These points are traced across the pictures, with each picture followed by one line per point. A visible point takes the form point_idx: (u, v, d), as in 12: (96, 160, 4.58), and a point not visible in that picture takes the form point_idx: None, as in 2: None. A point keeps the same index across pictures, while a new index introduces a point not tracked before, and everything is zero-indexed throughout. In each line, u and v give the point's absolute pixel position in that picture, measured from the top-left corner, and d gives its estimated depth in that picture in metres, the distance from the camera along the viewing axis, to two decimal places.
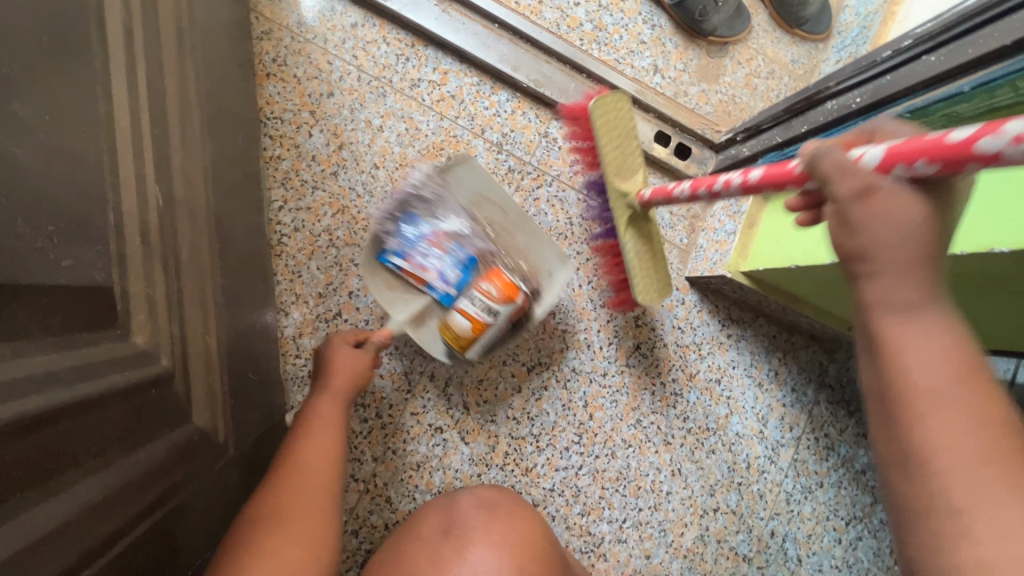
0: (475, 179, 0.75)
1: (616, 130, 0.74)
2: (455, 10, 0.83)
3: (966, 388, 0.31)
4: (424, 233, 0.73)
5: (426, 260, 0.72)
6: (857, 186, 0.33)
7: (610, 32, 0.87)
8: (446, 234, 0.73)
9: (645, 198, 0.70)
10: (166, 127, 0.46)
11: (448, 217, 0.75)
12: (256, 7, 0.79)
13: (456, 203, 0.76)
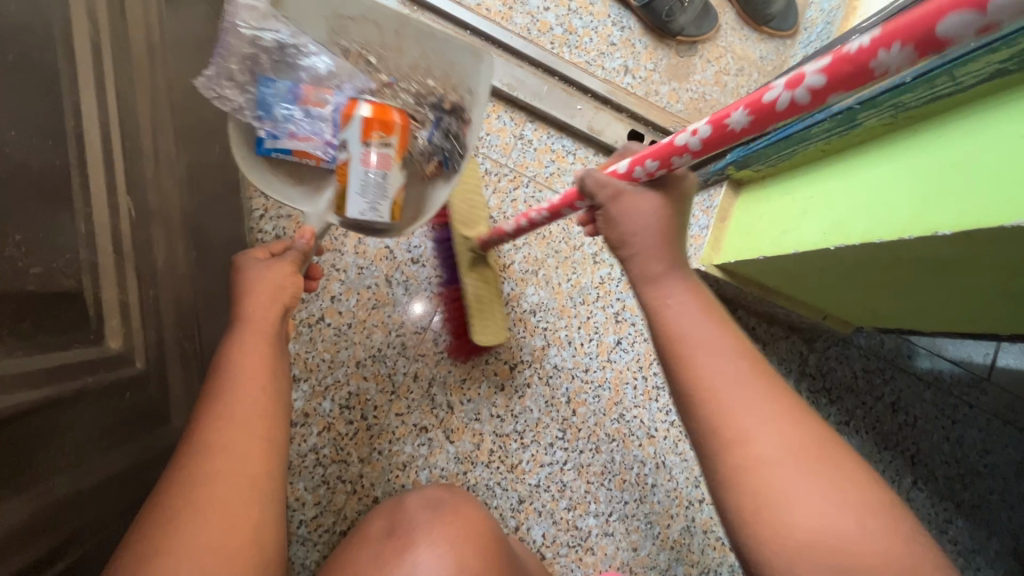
0: (321, 5, 0.61)
1: (469, 188, 0.78)
2: (428, 18, 0.85)
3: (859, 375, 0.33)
4: (291, 92, 0.62)
5: (307, 130, 0.63)
6: (612, 193, 0.48)
7: (580, 35, 0.89)
8: (317, 84, 0.63)
9: (485, 240, 0.74)
10: (138, 139, 0.48)
11: (306, 59, 0.62)
12: None
13: (308, 37, 0.62)
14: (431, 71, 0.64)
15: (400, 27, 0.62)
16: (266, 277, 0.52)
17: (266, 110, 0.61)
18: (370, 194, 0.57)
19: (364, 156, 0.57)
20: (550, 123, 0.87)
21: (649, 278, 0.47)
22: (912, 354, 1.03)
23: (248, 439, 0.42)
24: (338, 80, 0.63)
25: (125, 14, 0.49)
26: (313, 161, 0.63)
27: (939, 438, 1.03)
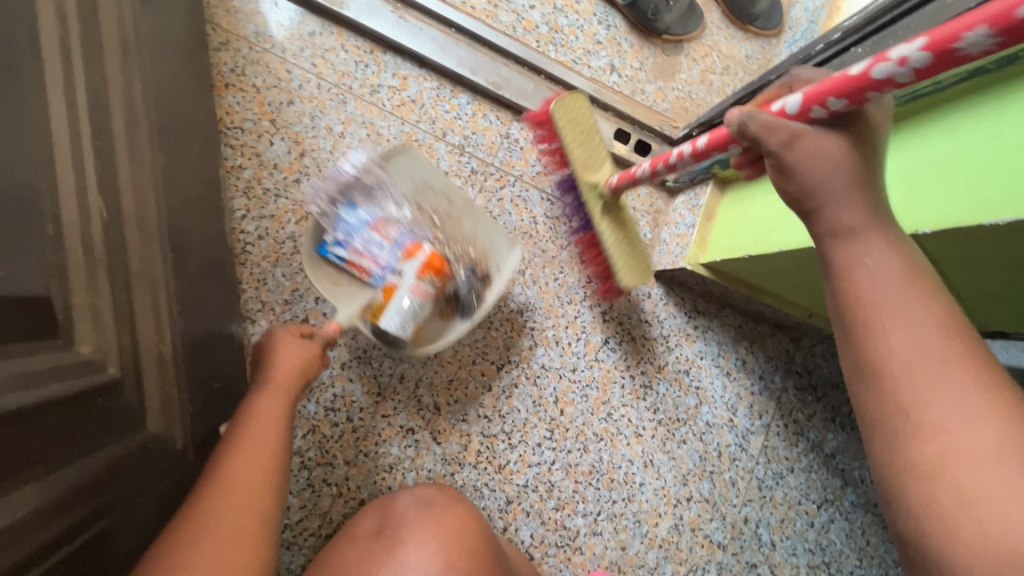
0: (418, 169, 0.77)
1: (580, 126, 0.78)
2: (412, 16, 0.84)
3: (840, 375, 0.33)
4: (367, 221, 0.75)
5: (370, 251, 0.73)
6: (786, 137, 0.42)
7: (566, 33, 0.88)
8: (388, 220, 0.76)
9: (615, 185, 0.76)
10: (111, 139, 0.47)
11: (390, 204, 0.76)
12: (212, 18, 0.79)
13: (399, 191, 0.77)
14: (473, 244, 0.78)
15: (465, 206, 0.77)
16: (291, 349, 0.58)
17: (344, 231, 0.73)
18: (405, 319, 0.66)
19: (410, 287, 0.68)
20: None
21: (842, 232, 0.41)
22: None
23: (249, 491, 0.47)
24: (405, 224, 0.76)
25: (96, 9, 0.48)
26: (360, 275, 0.73)
27: None
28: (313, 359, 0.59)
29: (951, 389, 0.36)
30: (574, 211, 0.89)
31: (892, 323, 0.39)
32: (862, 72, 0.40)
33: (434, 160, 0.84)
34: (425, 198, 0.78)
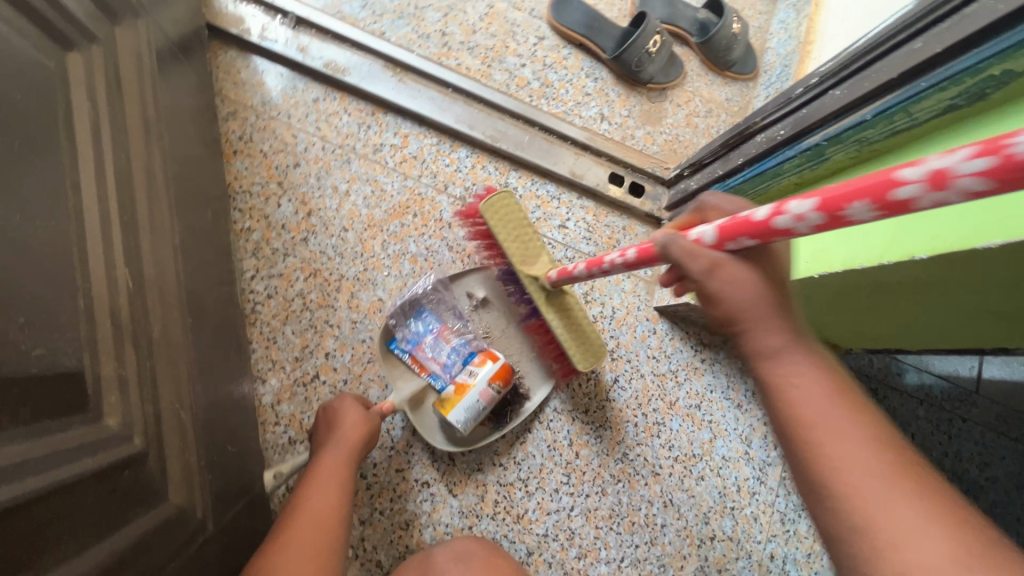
0: (496, 287, 0.85)
1: (513, 222, 0.75)
2: (411, 79, 0.88)
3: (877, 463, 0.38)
4: (433, 328, 0.81)
5: (431, 352, 0.81)
6: (705, 264, 0.44)
7: (556, 87, 0.93)
8: (451, 330, 0.82)
9: (553, 278, 0.73)
10: (135, 212, 0.49)
11: (452, 317, 0.83)
12: (221, 91, 0.83)
13: (459, 307, 0.84)
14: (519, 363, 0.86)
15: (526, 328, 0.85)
16: (354, 413, 0.69)
17: (418, 329, 0.81)
18: (469, 413, 0.75)
19: (483, 390, 0.75)
20: (533, 170, 0.90)
21: (766, 353, 0.43)
22: (899, 371, 1.05)
23: (325, 506, 0.58)
24: (463, 332, 0.83)
25: (123, 91, 0.50)
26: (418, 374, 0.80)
27: (939, 454, 1.04)
28: (373, 424, 0.70)
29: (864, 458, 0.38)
30: (575, 253, 0.90)
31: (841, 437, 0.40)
32: (774, 219, 0.39)
33: (438, 212, 0.87)
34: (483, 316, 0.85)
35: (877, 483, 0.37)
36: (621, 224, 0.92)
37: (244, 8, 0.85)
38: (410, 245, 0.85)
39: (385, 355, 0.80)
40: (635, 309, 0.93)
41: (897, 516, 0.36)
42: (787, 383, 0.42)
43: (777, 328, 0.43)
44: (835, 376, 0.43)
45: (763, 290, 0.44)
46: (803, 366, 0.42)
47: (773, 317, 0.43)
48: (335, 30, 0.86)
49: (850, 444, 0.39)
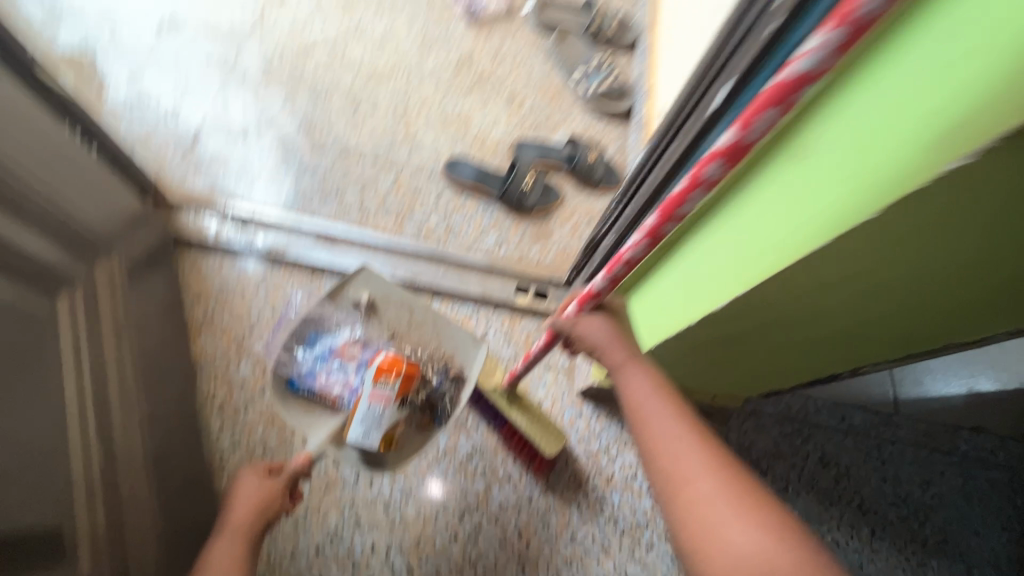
0: (380, 285, 0.90)
1: None
2: (339, 244, 1.09)
3: (682, 433, 0.54)
4: (329, 347, 0.86)
5: (334, 373, 0.84)
6: (573, 321, 0.66)
7: (459, 227, 1.15)
8: (347, 342, 0.87)
9: (507, 383, 0.93)
10: (109, 402, 0.64)
11: (344, 327, 0.88)
12: (187, 284, 1.03)
13: (346, 316, 0.88)
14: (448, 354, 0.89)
15: (428, 309, 0.90)
16: (249, 488, 0.68)
17: (314, 360, 0.84)
18: (365, 423, 0.73)
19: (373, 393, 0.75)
20: (451, 296, 1.08)
21: (616, 366, 0.62)
22: (817, 407, 1.15)
23: None
24: (366, 341, 0.88)
25: (97, 313, 0.68)
26: (332, 399, 0.82)
27: (878, 480, 1.10)
28: (273, 493, 0.69)
29: (671, 430, 0.55)
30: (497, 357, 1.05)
31: (659, 419, 0.56)
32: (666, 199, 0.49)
33: None
34: (384, 319, 0.90)
35: (682, 445, 0.53)
36: (534, 326, 1.09)
37: (204, 217, 1.09)
38: None
39: (292, 398, 0.82)
40: (560, 398, 1.05)
41: (695, 463, 0.52)
42: (631, 386, 0.59)
43: (620, 348, 0.62)
44: (660, 376, 0.60)
45: (611, 328, 0.64)
46: (638, 373, 0.60)
47: (617, 342, 0.63)
48: (276, 220, 1.09)
49: (665, 420, 0.56)
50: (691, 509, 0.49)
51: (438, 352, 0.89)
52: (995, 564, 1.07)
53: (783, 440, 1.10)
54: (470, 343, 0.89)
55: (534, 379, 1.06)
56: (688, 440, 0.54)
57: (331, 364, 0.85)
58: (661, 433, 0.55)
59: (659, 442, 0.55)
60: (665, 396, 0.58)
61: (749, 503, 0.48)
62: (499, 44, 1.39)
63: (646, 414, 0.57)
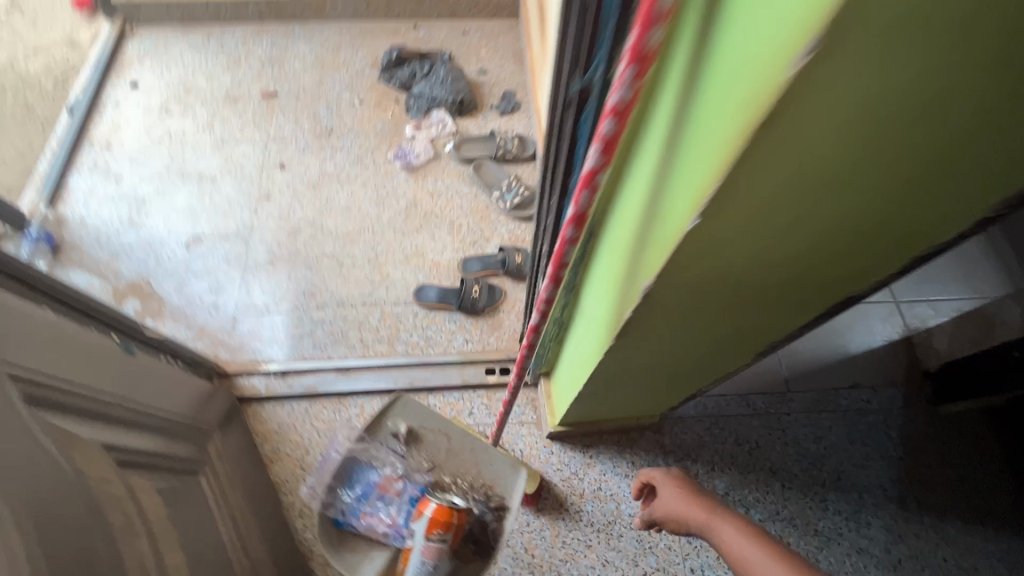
0: (415, 416, 1.23)
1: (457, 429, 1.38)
2: (353, 372, 1.51)
3: (728, 522, 0.95)
4: (376, 483, 1.21)
5: (379, 512, 1.18)
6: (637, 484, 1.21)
7: (435, 336, 1.56)
8: (389, 477, 1.21)
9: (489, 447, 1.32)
10: (235, 534, 1.05)
11: (389, 464, 1.22)
12: (254, 428, 1.45)
13: (389, 449, 1.22)
14: (484, 482, 1.21)
15: (460, 440, 1.23)
16: None
17: (362, 501, 1.18)
18: (418, 574, 1.05)
19: (425, 545, 1.06)
20: (440, 389, 1.49)
21: (667, 500, 1.09)
22: (727, 400, 1.53)
23: None
24: (403, 474, 1.22)
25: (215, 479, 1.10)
26: (377, 536, 1.16)
27: (782, 445, 1.48)
28: None
29: (723, 522, 0.96)
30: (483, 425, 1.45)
31: (712, 519, 0.98)
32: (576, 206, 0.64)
33: None
34: (426, 449, 1.23)
35: (733, 528, 0.93)
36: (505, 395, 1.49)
37: (253, 378, 1.50)
38: None
39: (341, 535, 1.15)
40: (535, 444, 1.45)
41: (742, 535, 0.91)
42: (683, 509, 1.05)
43: (666, 488, 1.11)
44: (702, 495, 1.05)
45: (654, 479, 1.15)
46: (682, 500, 1.06)
47: (665, 485, 1.12)
48: (305, 366, 1.52)
49: (717, 519, 0.97)
50: (745, 561, 0.87)
51: (478, 482, 1.21)
52: (882, 485, 1.43)
53: (705, 432, 1.48)
54: (505, 467, 1.21)
55: (513, 434, 1.45)
56: (735, 524, 0.94)
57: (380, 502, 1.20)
58: (718, 528, 0.96)
59: (717, 534, 0.96)
60: (710, 506, 1.01)
61: (772, 549, 0.85)
62: (433, 183, 1.83)
63: (702, 520, 1.00)
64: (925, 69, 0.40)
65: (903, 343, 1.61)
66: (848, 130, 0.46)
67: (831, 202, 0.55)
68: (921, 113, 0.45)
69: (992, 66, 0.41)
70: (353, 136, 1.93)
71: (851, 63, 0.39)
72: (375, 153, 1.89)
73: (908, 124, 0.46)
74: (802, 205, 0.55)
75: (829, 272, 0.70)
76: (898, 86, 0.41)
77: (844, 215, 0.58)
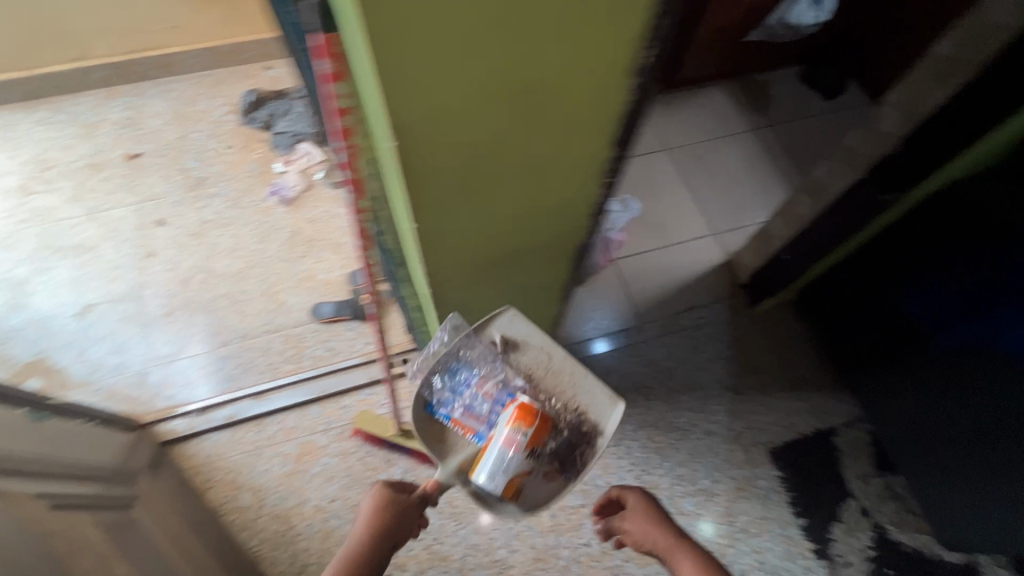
0: (519, 326, 1.11)
1: (367, 419, 1.60)
2: (267, 393, 1.67)
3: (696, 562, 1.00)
4: (473, 380, 1.10)
5: (476, 411, 1.08)
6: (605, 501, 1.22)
7: (337, 345, 1.76)
8: (489, 377, 1.10)
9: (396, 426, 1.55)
10: (179, 549, 1.22)
11: (488, 366, 1.11)
12: (183, 466, 1.58)
13: (514, 337, 1.13)
14: (578, 411, 1.09)
15: (562, 359, 1.11)
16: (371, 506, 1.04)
17: (454, 396, 1.08)
18: (494, 467, 0.97)
19: (507, 438, 0.98)
20: (349, 390, 1.69)
21: (641, 528, 1.10)
22: (595, 342, 1.84)
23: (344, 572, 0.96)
24: (500, 377, 1.10)
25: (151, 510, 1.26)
26: (466, 434, 1.07)
27: (642, 368, 1.81)
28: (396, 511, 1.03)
29: (687, 560, 1.01)
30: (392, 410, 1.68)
31: (677, 554, 1.03)
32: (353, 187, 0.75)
33: (317, 444, 1.63)
34: (524, 357, 1.11)
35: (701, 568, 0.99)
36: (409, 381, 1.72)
37: (172, 421, 1.63)
38: (314, 467, 1.60)
39: (431, 420, 1.07)
40: None
41: None
42: (658, 539, 1.07)
43: (640, 515, 1.12)
44: (672, 527, 1.08)
45: (635, 503, 1.14)
46: (655, 531, 1.08)
47: (640, 511, 1.12)
48: (220, 400, 1.66)
49: (684, 555, 1.02)
50: None
51: (572, 403, 1.09)
52: (722, 380, 1.80)
53: None
54: (605, 407, 1.09)
55: None
56: (704, 563, 0.99)
57: (472, 402, 1.08)
58: (683, 564, 1.01)
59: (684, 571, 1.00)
60: (680, 540, 1.05)
61: None
62: (311, 211, 1.99)
63: (669, 550, 1.04)
64: (478, 28, 0.48)
65: (723, 266, 2.01)
66: (467, 92, 0.54)
67: (515, 144, 0.63)
68: (528, 91, 0.56)
69: (530, 17, 0.48)
70: (226, 181, 2.04)
71: (407, 38, 0.46)
72: (250, 194, 2.02)
73: (512, 70, 0.53)
74: (492, 148, 0.62)
75: (567, 218, 0.82)
76: (486, 64, 0.51)
77: (537, 169, 0.68)
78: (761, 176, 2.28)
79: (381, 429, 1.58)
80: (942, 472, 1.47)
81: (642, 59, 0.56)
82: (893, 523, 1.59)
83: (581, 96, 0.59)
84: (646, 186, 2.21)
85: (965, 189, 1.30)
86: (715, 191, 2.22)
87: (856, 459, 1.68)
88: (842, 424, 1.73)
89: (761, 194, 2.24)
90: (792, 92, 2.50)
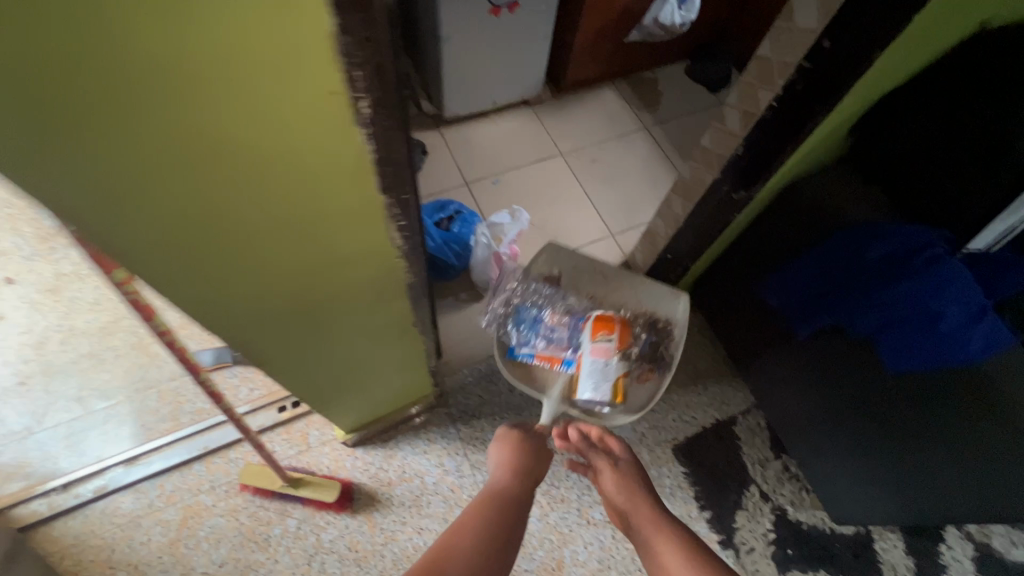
0: (567, 257, 1.68)
1: (255, 473, 1.50)
2: (141, 457, 1.53)
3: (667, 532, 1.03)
4: (548, 318, 1.61)
5: (559, 340, 1.58)
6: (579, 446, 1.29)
7: (220, 395, 1.65)
8: (560, 313, 1.62)
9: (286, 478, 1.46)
10: None
11: (563, 304, 1.63)
12: (47, 550, 1.43)
13: (548, 291, 1.64)
14: (654, 309, 1.64)
15: (614, 278, 1.67)
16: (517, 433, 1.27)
17: (532, 331, 1.58)
18: (593, 377, 1.42)
19: (595, 350, 1.45)
20: (235, 442, 1.58)
21: (619, 493, 1.17)
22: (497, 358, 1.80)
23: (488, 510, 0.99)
24: (575, 304, 1.63)
25: None
26: (554, 365, 1.55)
27: None
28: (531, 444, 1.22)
29: (662, 532, 1.03)
30: (285, 458, 1.59)
31: (649, 527, 1.06)
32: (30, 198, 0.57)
33: (202, 505, 1.51)
34: (581, 284, 1.68)
35: (672, 538, 1.02)
36: (302, 424, 1.64)
37: (32, 502, 1.47)
38: (199, 531, 1.48)
39: (513, 361, 1.56)
40: (339, 457, 1.62)
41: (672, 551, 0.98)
42: (640, 504, 1.13)
43: (621, 481, 1.19)
44: (647, 499, 1.12)
45: (622, 464, 1.23)
46: (635, 496, 1.14)
47: (621, 475, 1.20)
48: (88, 472, 1.50)
49: (657, 526, 1.06)
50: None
51: (645, 312, 1.63)
52: None
53: (483, 391, 1.75)
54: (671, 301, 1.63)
55: (317, 455, 1.61)
56: (674, 537, 1.02)
57: (557, 333, 1.59)
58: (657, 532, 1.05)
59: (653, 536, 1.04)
60: (657, 511, 1.10)
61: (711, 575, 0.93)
62: None
63: (641, 520, 1.09)
64: (92, 77, 0.40)
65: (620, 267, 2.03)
66: (112, 145, 0.46)
67: (246, 198, 0.56)
68: (201, 139, 0.48)
69: (137, 60, 0.40)
70: None
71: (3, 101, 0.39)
72: None
73: (186, 125, 0.46)
74: (220, 205, 0.55)
75: (353, 263, 0.74)
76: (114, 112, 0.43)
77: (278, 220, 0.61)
78: (657, 175, 2.32)
79: (269, 482, 1.49)
80: (817, 457, 1.50)
81: (357, 107, 0.51)
82: (791, 503, 1.65)
83: (281, 141, 0.51)
84: (544, 192, 2.20)
85: (803, 183, 1.31)
86: (613, 192, 2.25)
87: (754, 445, 1.73)
88: (740, 412, 1.78)
89: (658, 192, 2.28)
90: (679, 88, 2.57)
